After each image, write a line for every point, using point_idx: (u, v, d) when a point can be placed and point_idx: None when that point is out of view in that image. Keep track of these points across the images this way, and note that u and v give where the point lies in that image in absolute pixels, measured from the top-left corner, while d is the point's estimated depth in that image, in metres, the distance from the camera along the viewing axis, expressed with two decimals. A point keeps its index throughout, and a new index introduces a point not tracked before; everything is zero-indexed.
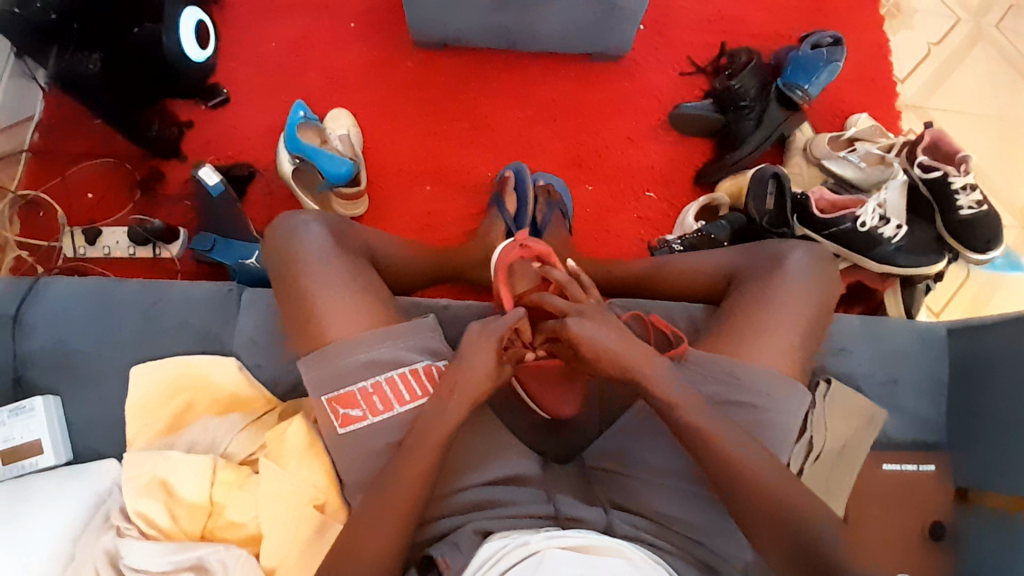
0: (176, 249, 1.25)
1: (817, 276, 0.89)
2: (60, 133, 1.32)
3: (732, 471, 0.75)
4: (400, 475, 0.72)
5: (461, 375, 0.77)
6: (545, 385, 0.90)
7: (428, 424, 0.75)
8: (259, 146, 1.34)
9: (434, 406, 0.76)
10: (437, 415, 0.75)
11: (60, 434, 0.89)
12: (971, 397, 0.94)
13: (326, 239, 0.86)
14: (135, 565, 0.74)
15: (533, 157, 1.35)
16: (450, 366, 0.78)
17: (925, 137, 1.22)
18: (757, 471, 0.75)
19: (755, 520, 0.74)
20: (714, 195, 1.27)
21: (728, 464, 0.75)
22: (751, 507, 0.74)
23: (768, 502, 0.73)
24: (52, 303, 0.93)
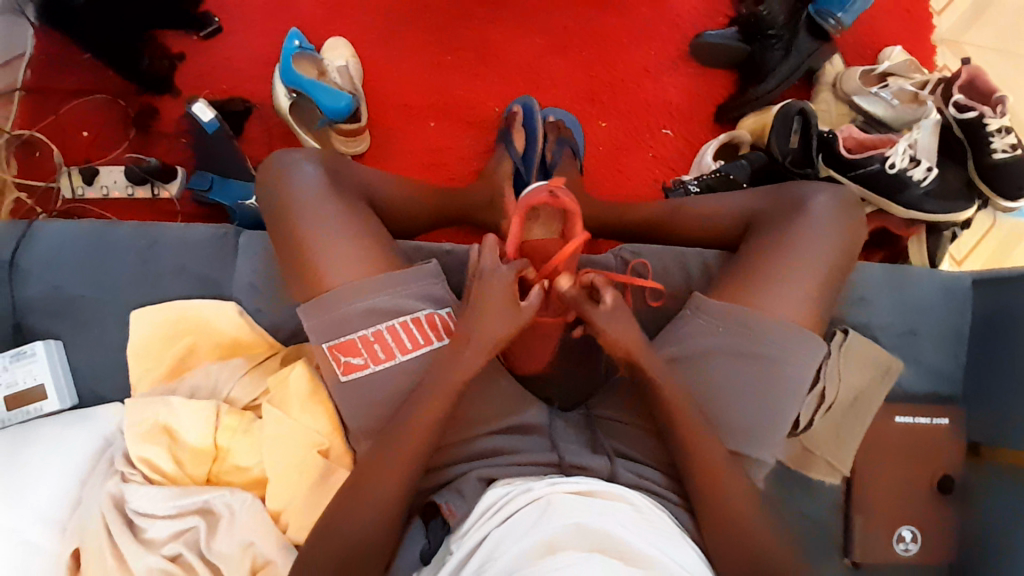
0: (174, 190, 1.22)
1: (844, 220, 0.85)
2: (48, 66, 1.26)
3: (706, 477, 0.74)
4: (408, 418, 0.71)
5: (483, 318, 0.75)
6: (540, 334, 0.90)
7: (443, 371, 0.73)
8: (255, 80, 1.27)
9: (453, 358, 0.74)
10: (452, 364, 0.74)
11: (65, 379, 0.88)
12: (993, 351, 0.91)
13: (323, 180, 0.82)
14: (142, 510, 0.75)
15: (544, 92, 1.28)
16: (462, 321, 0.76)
17: (962, 74, 1.13)
18: (710, 450, 0.74)
19: (715, 532, 0.73)
20: (735, 133, 1.21)
21: (701, 471, 0.74)
22: (719, 511, 0.73)
23: (730, 516, 0.73)
24: (47, 245, 0.91)
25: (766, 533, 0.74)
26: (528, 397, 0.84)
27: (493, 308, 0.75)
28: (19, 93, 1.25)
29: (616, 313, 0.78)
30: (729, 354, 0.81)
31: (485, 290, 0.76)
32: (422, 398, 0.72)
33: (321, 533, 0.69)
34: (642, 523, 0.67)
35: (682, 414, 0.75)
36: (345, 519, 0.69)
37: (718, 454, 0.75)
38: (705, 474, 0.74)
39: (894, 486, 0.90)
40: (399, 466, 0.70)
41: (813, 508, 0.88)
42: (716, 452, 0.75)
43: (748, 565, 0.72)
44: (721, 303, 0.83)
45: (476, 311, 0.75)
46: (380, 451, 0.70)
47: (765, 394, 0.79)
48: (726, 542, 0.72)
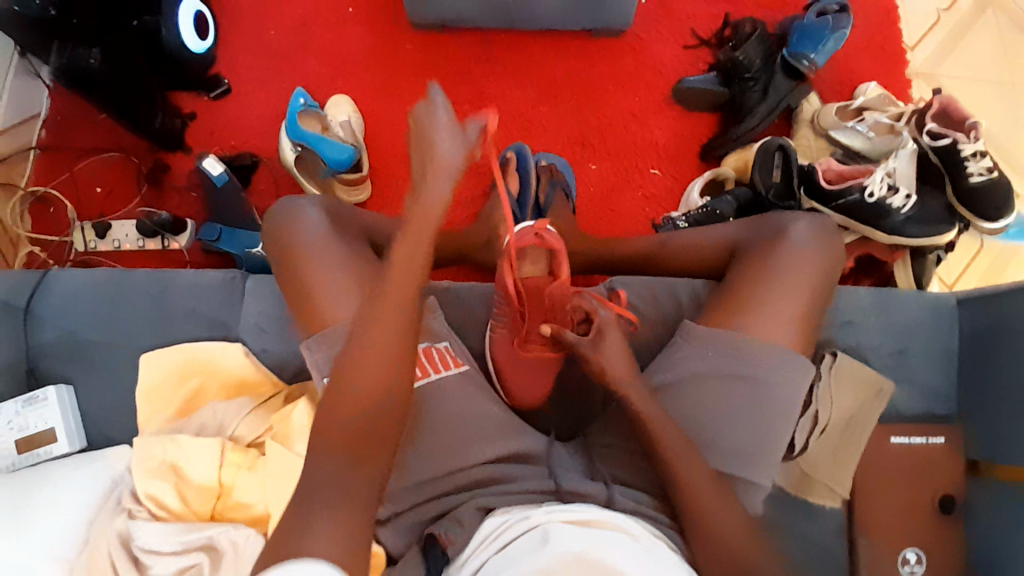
0: (184, 240, 1.27)
1: (824, 246, 0.88)
2: (65, 127, 1.33)
3: (693, 501, 0.75)
4: (350, 405, 0.68)
5: (432, 181, 0.77)
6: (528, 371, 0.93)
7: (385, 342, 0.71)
8: (263, 135, 1.34)
9: (382, 312, 0.72)
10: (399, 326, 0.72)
11: (75, 423, 0.91)
12: (984, 368, 0.93)
13: (324, 224, 0.87)
14: (146, 546, 0.76)
15: (536, 137, 1.34)
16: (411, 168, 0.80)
17: (934, 104, 1.19)
18: (693, 473, 0.76)
19: (708, 556, 0.73)
20: (720, 170, 1.26)
21: (690, 495, 0.75)
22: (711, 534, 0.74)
23: (719, 542, 0.73)
24: (60, 293, 0.95)
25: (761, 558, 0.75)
26: (525, 426, 0.85)
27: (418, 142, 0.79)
28: (37, 152, 1.33)
29: (599, 341, 0.85)
30: (718, 377, 0.83)
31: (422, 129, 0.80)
32: (363, 377, 0.69)
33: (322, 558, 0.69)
34: (638, 549, 0.68)
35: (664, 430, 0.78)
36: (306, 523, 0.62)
37: (705, 476, 0.76)
38: (690, 495, 0.75)
39: (895, 507, 0.90)
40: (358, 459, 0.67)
41: (814, 532, 0.88)
42: (701, 477, 0.76)
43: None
44: (708, 327, 0.85)
45: (425, 182, 0.77)
46: (339, 437, 0.67)
47: (756, 417, 0.81)
48: (722, 561, 0.73)
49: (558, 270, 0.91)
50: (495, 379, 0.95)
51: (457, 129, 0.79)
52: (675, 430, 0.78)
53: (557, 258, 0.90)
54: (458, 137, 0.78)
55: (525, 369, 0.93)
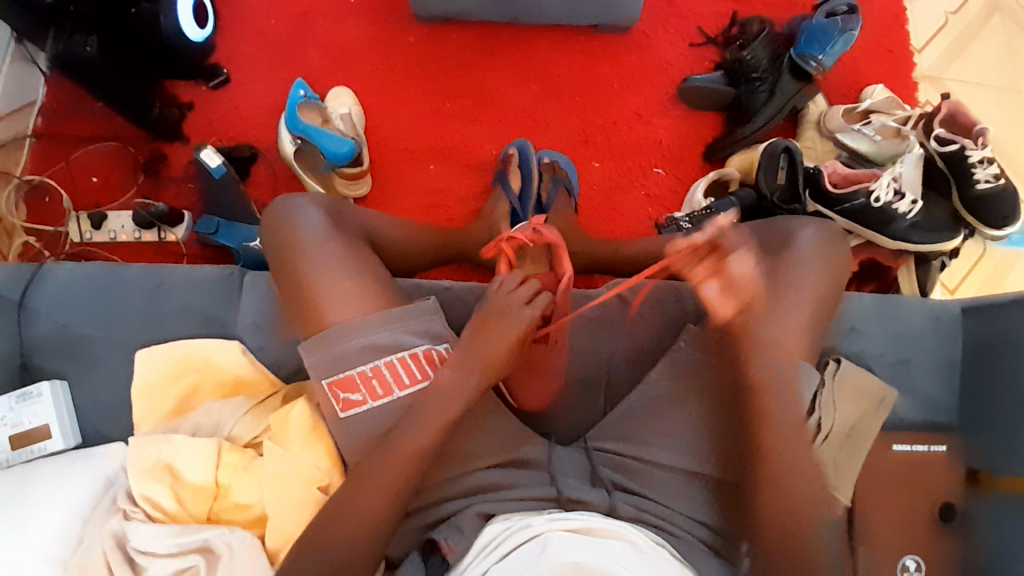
0: (180, 232, 1.25)
1: (830, 252, 0.87)
2: (63, 117, 1.32)
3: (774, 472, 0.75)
4: (429, 426, 0.74)
5: (489, 331, 0.80)
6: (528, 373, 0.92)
7: (428, 411, 0.75)
8: (262, 127, 1.32)
9: (454, 375, 0.77)
10: (455, 388, 0.76)
11: (68, 419, 0.90)
12: (983, 379, 0.93)
13: (324, 222, 0.85)
14: (142, 548, 0.75)
15: (539, 134, 1.33)
16: (480, 317, 0.82)
17: (942, 109, 1.18)
18: (780, 443, 0.77)
19: (777, 514, 0.74)
20: (723, 170, 1.24)
21: (775, 464, 0.76)
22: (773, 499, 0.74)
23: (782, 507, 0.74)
24: (56, 287, 0.94)
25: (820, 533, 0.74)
26: (526, 431, 0.84)
27: (492, 326, 0.80)
28: (32, 141, 1.30)
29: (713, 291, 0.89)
30: None
31: (490, 320, 0.81)
32: (439, 411, 0.75)
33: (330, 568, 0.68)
34: (641, 560, 0.68)
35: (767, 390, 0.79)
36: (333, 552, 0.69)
37: (787, 448, 0.76)
38: (774, 452, 0.76)
39: (898, 519, 0.88)
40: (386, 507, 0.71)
41: None
42: (792, 433, 0.77)
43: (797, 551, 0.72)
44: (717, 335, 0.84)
45: (488, 319, 0.81)
46: (369, 486, 0.71)
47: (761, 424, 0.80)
48: (788, 520, 0.73)
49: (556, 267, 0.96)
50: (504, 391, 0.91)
51: (529, 311, 0.82)
52: (775, 389, 0.79)
53: (556, 253, 0.95)
54: (524, 321, 0.81)
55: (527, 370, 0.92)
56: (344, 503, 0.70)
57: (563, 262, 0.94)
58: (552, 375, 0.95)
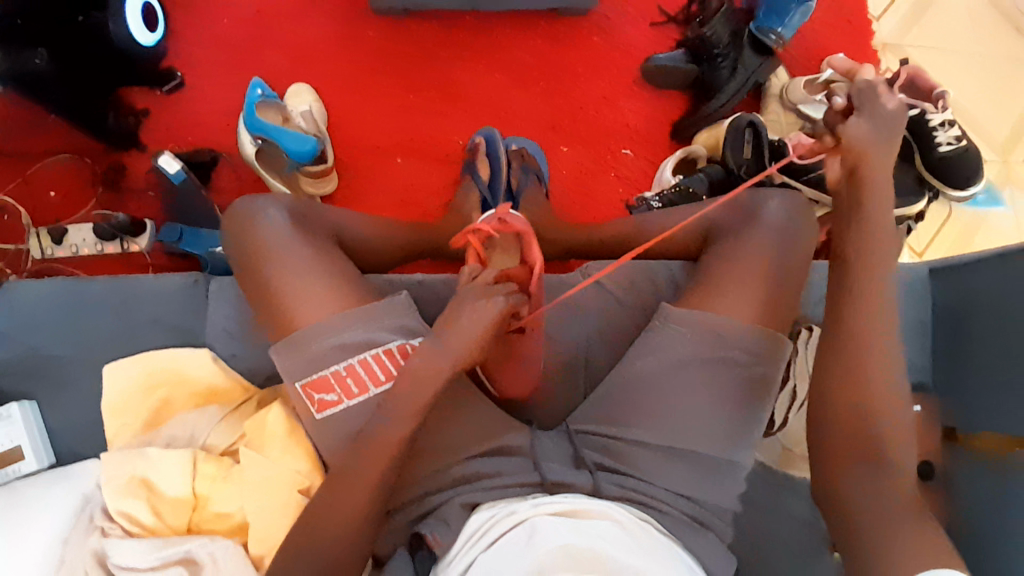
0: (144, 242, 1.22)
1: (795, 224, 0.88)
2: (12, 131, 1.27)
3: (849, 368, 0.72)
4: (407, 411, 0.72)
5: (453, 332, 0.76)
6: (507, 362, 0.90)
7: (403, 405, 0.73)
8: (223, 130, 1.29)
9: (422, 362, 0.75)
10: (431, 360, 0.75)
11: (41, 440, 0.88)
12: (957, 338, 0.96)
13: (290, 224, 0.84)
14: (123, 563, 0.73)
15: (506, 121, 1.32)
16: (450, 310, 0.79)
17: (902, 73, 1.16)
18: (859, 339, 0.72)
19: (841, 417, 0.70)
20: (690, 148, 1.25)
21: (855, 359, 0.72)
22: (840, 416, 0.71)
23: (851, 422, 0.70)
24: (17, 306, 0.91)
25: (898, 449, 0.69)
26: (510, 419, 0.84)
27: (459, 314, 0.77)
28: None
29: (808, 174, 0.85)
30: (700, 359, 0.82)
31: (456, 309, 0.78)
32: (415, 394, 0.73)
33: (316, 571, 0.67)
34: (629, 539, 0.68)
35: (847, 307, 0.74)
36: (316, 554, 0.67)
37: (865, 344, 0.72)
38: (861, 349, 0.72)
39: None
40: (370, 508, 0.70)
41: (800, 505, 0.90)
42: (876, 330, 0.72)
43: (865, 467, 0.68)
44: (686, 310, 0.85)
45: (455, 317, 0.77)
46: (349, 485, 0.69)
47: (735, 396, 0.81)
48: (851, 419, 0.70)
49: (527, 255, 0.91)
50: (483, 378, 0.90)
51: (494, 303, 0.78)
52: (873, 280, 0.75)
53: (525, 240, 0.92)
54: (491, 317, 0.77)
55: (509, 360, 0.90)
56: (325, 506, 0.69)
57: (533, 248, 0.90)
58: (534, 364, 0.93)
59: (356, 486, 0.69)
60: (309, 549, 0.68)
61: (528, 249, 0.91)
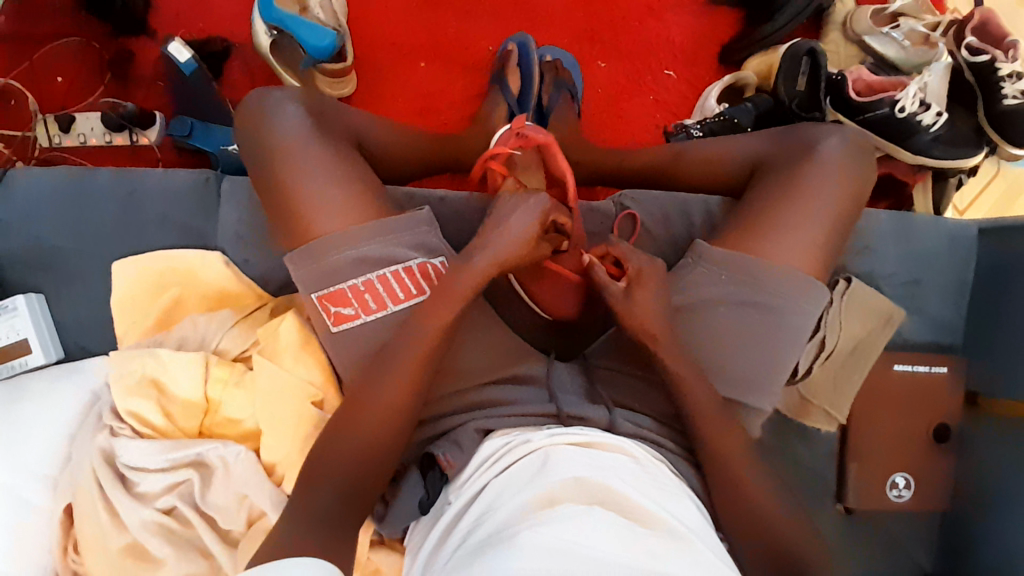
0: (154, 135, 1.16)
1: (851, 166, 0.82)
2: (16, 9, 1.18)
3: (732, 458, 0.72)
4: (412, 340, 0.70)
5: (489, 251, 0.73)
6: (544, 279, 0.88)
7: (422, 330, 0.70)
8: (236, 19, 1.20)
9: (455, 274, 0.72)
10: (465, 267, 0.72)
11: (49, 333, 0.86)
12: (987, 302, 0.92)
13: (306, 121, 0.78)
14: (132, 462, 0.74)
15: (542, 30, 1.21)
16: (493, 225, 0.76)
17: (975, 16, 1.10)
18: (734, 447, 0.73)
19: (744, 503, 0.71)
20: (740, 74, 1.15)
21: (723, 452, 0.72)
22: (745, 499, 0.71)
23: (748, 512, 0.70)
24: (21, 195, 0.87)
25: (797, 528, 0.72)
26: (524, 348, 0.83)
27: (501, 228, 0.75)
28: None
29: (632, 292, 0.77)
30: (732, 303, 0.79)
31: (500, 216, 0.76)
32: (432, 322, 0.70)
33: (323, 483, 0.66)
34: (643, 478, 0.66)
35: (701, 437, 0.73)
36: (326, 463, 0.67)
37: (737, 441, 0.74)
38: (726, 459, 0.72)
39: (885, 435, 0.90)
40: (383, 428, 0.68)
41: (807, 456, 0.90)
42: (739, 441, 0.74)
43: (777, 561, 0.70)
44: (723, 251, 0.80)
45: (489, 228, 0.75)
46: (360, 397, 0.68)
47: (767, 343, 0.78)
48: (750, 515, 0.70)
49: (551, 166, 0.91)
50: (522, 294, 0.89)
51: (535, 208, 0.76)
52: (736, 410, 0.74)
53: (547, 151, 0.89)
54: (530, 230, 0.74)
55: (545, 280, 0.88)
56: (340, 421, 0.68)
57: (559, 161, 0.86)
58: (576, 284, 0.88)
59: (384, 403, 0.68)
60: (318, 458, 0.67)
61: (553, 161, 0.89)
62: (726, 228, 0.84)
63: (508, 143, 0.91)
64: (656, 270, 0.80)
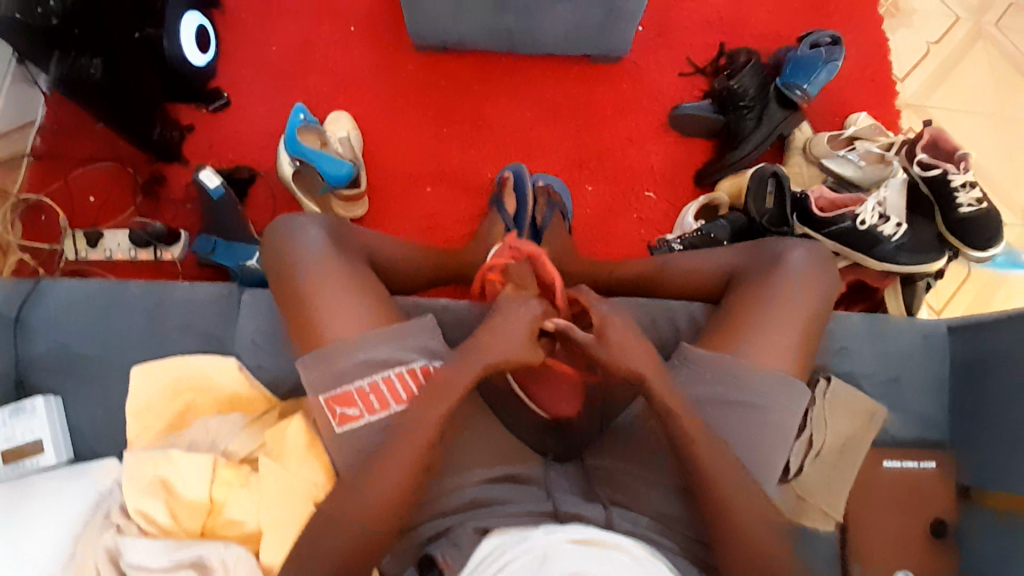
0: (177, 251, 1.26)
1: (818, 274, 0.90)
2: (64, 140, 1.33)
3: (732, 555, 0.73)
4: (405, 442, 0.72)
5: (488, 345, 0.78)
6: (544, 383, 0.89)
7: (415, 422, 0.73)
8: (262, 148, 1.35)
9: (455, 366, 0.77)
10: (464, 362, 0.77)
11: (61, 435, 0.90)
12: (970, 397, 0.95)
13: (324, 240, 0.87)
14: (135, 561, 0.75)
15: (535, 158, 1.36)
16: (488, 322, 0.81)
17: (924, 136, 1.22)
18: (740, 545, 0.73)
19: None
20: (714, 195, 1.28)
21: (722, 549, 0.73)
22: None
23: None
24: (49, 305, 0.94)
25: None
26: (522, 450, 0.86)
27: (499, 321, 0.80)
28: (31, 161, 1.32)
29: (604, 338, 0.79)
30: (715, 403, 0.83)
31: (502, 314, 0.81)
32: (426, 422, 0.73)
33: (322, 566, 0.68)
34: None
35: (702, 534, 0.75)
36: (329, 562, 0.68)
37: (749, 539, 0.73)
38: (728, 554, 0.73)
39: (884, 533, 0.90)
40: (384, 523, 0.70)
41: (809, 555, 0.89)
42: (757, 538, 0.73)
43: None
44: (708, 353, 0.86)
45: (489, 325, 0.80)
46: (349, 487, 0.71)
47: (752, 442, 0.82)
48: None
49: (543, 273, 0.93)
50: (523, 397, 0.89)
51: (535, 304, 0.82)
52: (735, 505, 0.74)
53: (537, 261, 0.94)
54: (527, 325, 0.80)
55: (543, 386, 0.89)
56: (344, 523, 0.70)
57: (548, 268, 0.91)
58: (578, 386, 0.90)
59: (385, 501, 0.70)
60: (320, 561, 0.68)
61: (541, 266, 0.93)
62: (709, 331, 0.90)
63: (503, 255, 0.99)
64: (625, 323, 0.81)
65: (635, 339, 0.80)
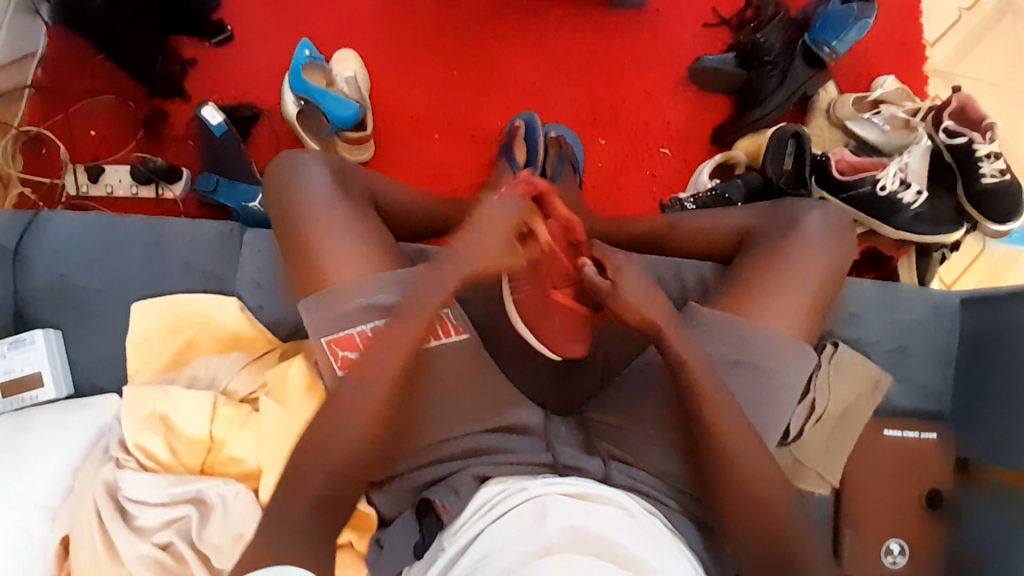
0: (179, 190, 1.23)
1: (835, 240, 0.88)
2: (62, 70, 1.28)
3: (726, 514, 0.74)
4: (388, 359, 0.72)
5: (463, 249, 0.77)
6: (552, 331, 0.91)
7: (393, 332, 0.73)
8: (265, 87, 1.30)
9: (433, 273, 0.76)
10: (443, 266, 0.76)
11: (62, 368, 0.89)
12: (977, 371, 0.94)
13: (330, 181, 0.85)
14: (134, 496, 0.76)
15: (547, 109, 1.31)
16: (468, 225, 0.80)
17: (952, 102, 1.17)
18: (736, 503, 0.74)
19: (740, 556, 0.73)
20: (731, 153, 1.23)
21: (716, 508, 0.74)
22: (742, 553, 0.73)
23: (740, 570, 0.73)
24: (48, 238, 0.92)
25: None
26: (522, 400, 0.84)
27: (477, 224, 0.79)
28: (29, 91, 1.27)
29: (618, 287, 0.80)
30: (724, 364, 0.82)
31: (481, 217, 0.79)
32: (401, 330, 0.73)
33: (319, 508, 0.69)
34: (640, 533, 0.67)
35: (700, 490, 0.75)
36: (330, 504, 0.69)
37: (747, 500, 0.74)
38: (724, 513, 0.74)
39: (879, 499, 0.91)
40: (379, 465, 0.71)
41: None
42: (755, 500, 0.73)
43: None
44: (716, 313, 0.84)
45: (466, 227, 0.79)
46: (342, 425, 0.70)
47: (755, 404, 0.81)
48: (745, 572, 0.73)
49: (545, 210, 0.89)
50: (531, 339, 0.92)
51: (511, 204, 0.80)
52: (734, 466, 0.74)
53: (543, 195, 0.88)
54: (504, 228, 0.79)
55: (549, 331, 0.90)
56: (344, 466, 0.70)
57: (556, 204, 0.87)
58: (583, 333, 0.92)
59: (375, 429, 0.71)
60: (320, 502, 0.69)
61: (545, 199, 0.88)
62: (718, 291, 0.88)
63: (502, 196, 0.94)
64: (636, 270, 0.83)
65: (646, 286, 0.81)
